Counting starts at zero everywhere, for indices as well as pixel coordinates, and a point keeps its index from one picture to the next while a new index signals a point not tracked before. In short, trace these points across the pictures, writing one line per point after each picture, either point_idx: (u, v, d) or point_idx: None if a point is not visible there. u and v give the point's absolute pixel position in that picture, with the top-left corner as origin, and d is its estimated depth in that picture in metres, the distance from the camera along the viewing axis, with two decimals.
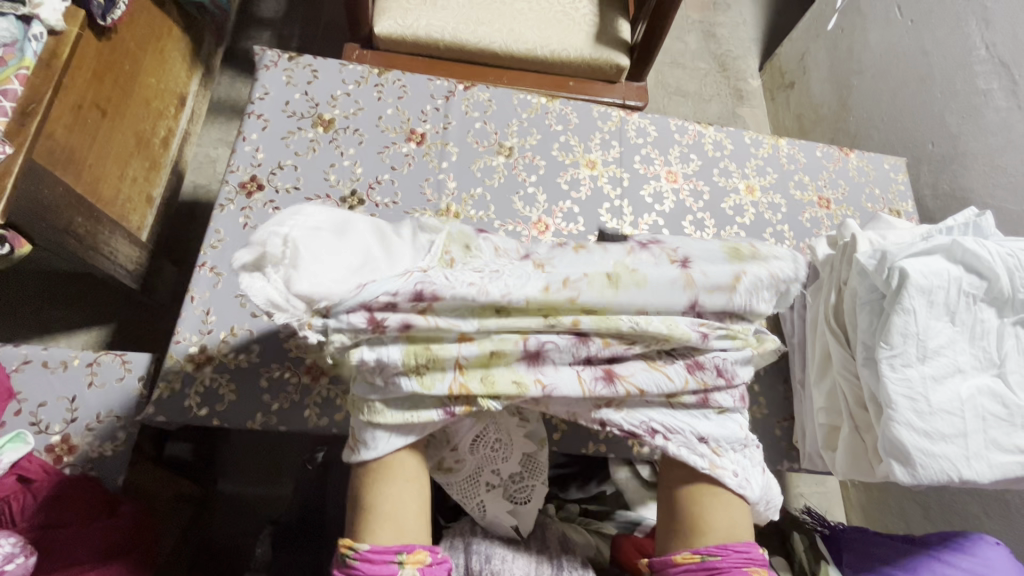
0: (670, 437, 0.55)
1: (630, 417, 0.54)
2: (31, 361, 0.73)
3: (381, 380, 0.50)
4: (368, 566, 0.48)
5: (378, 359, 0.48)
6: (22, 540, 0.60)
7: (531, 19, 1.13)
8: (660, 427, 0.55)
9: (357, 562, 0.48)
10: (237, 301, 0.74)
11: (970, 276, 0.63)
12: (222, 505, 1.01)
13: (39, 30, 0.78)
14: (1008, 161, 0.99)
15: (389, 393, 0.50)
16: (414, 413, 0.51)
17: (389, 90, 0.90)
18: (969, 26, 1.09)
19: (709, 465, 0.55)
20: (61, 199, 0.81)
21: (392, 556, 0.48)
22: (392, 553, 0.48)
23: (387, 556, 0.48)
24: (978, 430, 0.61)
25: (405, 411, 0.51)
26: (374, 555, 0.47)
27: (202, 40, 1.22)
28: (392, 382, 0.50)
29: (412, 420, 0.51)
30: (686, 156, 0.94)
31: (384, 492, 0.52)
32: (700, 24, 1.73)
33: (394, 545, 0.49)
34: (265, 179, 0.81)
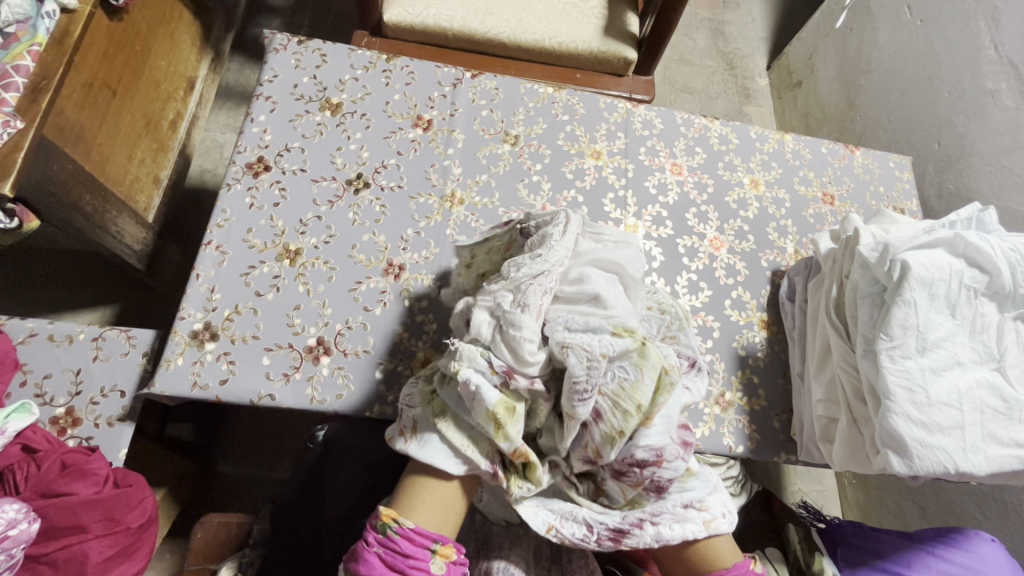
0: (655, 520, 0.56)
1: (614, 515, 0.57)
2: (38, 334, 0.74)
3: (470, 408, 0.53)
4: (406, 543, 0.51)
5: (478, 387, 0.51)
6: (26, 507, 0.61)
7: (540, 11, 1.13)
8: (643, 515, 0.56)
9: (397, 536, 0.51)
10: (242, 280, 0.74)
11: (972, 269, 0.64)
12: (221, 486, 1.02)
13: (52, 7, 0.79)
14: (1013, 161, 0.99)
15: (468, 416, 0.54)
16: (471, 450, 0.54)
17: (397, 76, 0.90)
18: (978, 26, 1.09)
19: (704, 526, 0.57)
20: (70, 174, 0.82)
21: (429, 542, 0.51)
22: (430, 540, 0.51)
23: (423, 541, 0.51)
24: (976, 422, 0.61)
25: (465, 438, 0.54)
26: (415, 536, 0.51)
27: (213, 25, 1.23)
28: (476, 410, 0.52)
29: (463, 450, 0.54)
30: (691, 149, 0.94)
31: (429, 481, 0.54)
32: (709, 21, 1.73)
33: (433, 532, 0.52)
34: (272, 161, 0.82)
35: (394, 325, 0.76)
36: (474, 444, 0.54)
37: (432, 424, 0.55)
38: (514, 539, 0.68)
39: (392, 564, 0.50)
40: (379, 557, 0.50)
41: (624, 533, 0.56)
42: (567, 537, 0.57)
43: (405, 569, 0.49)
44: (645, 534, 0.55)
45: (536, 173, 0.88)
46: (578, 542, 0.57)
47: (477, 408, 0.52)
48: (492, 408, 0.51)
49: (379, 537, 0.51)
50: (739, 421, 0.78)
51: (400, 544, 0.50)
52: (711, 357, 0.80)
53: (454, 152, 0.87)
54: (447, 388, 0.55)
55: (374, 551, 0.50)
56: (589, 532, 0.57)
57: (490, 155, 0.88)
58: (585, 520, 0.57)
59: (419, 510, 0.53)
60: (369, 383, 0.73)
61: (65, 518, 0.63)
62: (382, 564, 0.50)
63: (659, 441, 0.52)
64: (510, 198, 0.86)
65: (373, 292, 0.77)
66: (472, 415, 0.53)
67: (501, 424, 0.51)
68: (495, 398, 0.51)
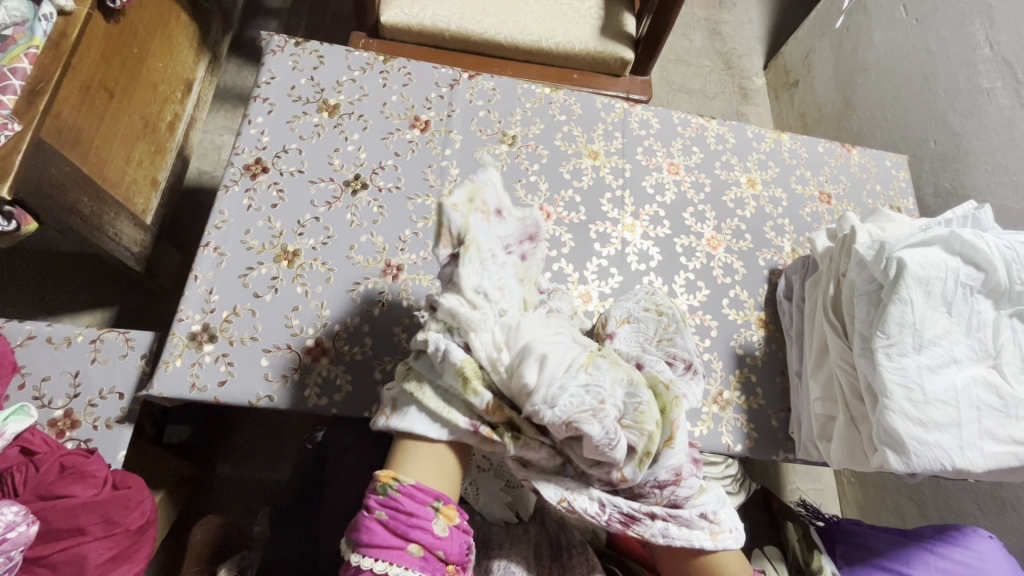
0: (669, 516, 0.56)
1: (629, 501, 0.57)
2: (36, 337, 0.74)
3: (440, 370, 0.54)
4: (408, 500, 0.50)
5: (442, 349, 0.53)
6: (25, 509, 0.61)
7: (536, 11, 1.13)
8: (658, 512, 0.56)
9: (398, 494, 0.50)
10: (240, 281, 0.75)
11: (968, 267, 0.64)
12: (220, 487, 1.02)
13: (49, 10, 0.79)
14: (1009, 160, 0.99)
15: (439, 381, 0.55)
16: (448, 411, 0.54)
17: (394, 77, 0.90)
18: (973, 25, 1.09)
19: (710, 536, 0.57)
20: (68, 177, 0.82)
21: (431, 500, 0.51)
22: (431, 497, 0.51)
23: (426, 500, 0.51)
24: (972, 419, 0.61)
25: (440, 402, 0.54)
26: (416, 492, 0.51)
27: (210, 28, 1.23)
28: (445, 370, 0.53)
29: (441, 413, 0.54)
30: (688, 149, 0.95)
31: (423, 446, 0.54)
32: (706, 21, 1.74)
33: (434, 490, 0.52)
34: (269, 162, 0.82)
35: (392, 326, 0.76)
36: (450, 406, 0.54)
37: (408, 395, 0.55)
38: (515, 536, 0.69)
39: (396, 526, 0.49)
40: (381, 523, 0.49)
41: (636, 520, 0.56)
42: (577, 508, 0.55)
43: (408, 529, 0.49)
44: (653, 525, 0.56)
45: (533, 173, 0.88)
46: (588, 516, 0.55)
47: (447, 367, 0.53)
48: (460, 363, 0.52)
49: (381, 500, 0.50)
50: (737, 419, 0.78)
51: (405, 504, 0.50)
52: (709, 356, 0.80)
53: (451, 152, 0.87)
54: (420, 360, 0.57)
55: (376, 518, 0.49)
56: (600, 511, 0.56)
57: (488, 155, 0.88)
58: (599, 498, 0.56)
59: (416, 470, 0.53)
60: (367, 383, 0.73)
61: (63, 520, 0.63)
62: (387, 527, 0.49)
63: (678, 463, 0.54)
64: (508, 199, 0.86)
65: (372, 292, 0.77)
66: (445, 377, 0.54)
67: (468, 377, 0.52)
68: (461, 354, 0.53)
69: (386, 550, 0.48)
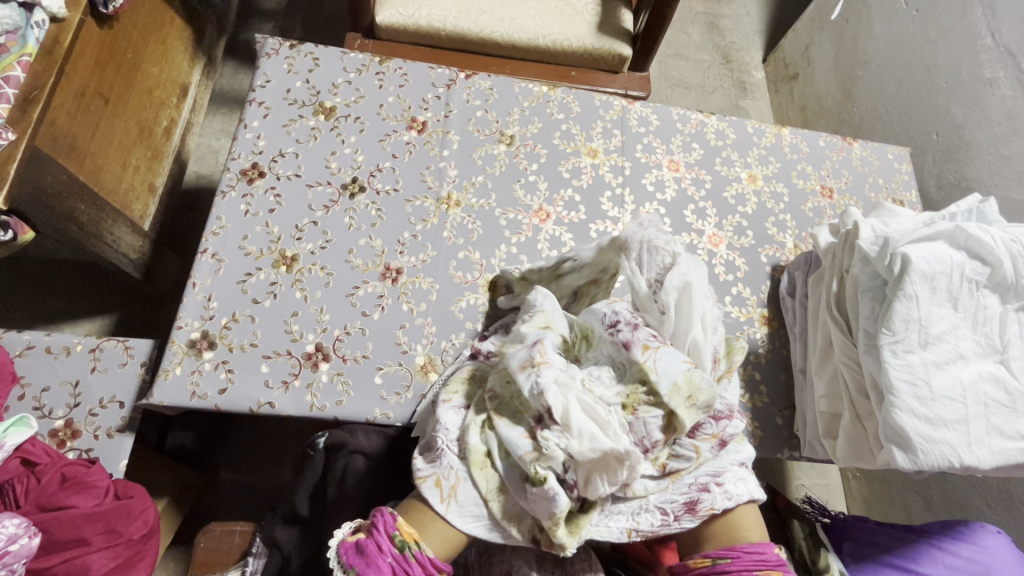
0: (721, 479, 0.58)
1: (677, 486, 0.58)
2: (35, 346, 0.74)
3: (526, 498, 0.53)
4: (418, 567, 0.51)
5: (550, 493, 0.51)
6: (26, 522, 0.61)
7: (533, 9, 1.12)
8: (707, 478, 0.58)
9: (413, 558, 0.51)
10: (239, 287, 0.74)
11: (973, 261, 0.63)
12: (224, 493, 1.02)
13: (41, 17, 0.79)
14: (1012, 151, 0.99)
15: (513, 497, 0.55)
16: (512, 528, 0.55)
17: (390, 78, 0.90)
18: (975, 15, 1.08)
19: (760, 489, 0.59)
20: (64, 185, 0.82)
21: (437, 571, 0.52)
22: (438, 569, 0.52)
23: (433, 571, 0.51)
24: (979, 415, 0.61)
25: (509, 519, 0.55)
26: (431, 564, 0.51)
27: (205, 31, 1.22)
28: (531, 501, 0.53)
29: (506, 528, 0.55)
30: (688, 145, 0.94)
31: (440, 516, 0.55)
32: (704, 15, 1.72)
33: (442, 565, 0.52)
34: (266, 166, 0.81)
35: (392, 330, 0.75)
36: (516, 526, 0.55)
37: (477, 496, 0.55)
38: (516, 539, 0.67)
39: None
40: (388, 567, 0.50)
41: (697, 503, 0.56)
42: (647, 531, 0.57)
43: None
44: (715, 496, 0.57)
45: (532, 173, 0.87)
46: (659, 529, 0.57)
47: (541, 504, 0.52)
48: (559, 512, 0.51)
49: (396, 550, 0.51)
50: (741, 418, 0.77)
51: (414, 568, 0.50)
52: None
53: (449, 153, 0.86)
54: (507, 466, 0.55)
55: (385, 561, 0.50)
56: (665, 515, 0.57)
57: (485, 156, 0.87)
58: (657, 506, 0.57)
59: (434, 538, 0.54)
60: (369, 389, 0.73)
61: (65, 531, 0.63)
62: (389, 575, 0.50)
63: (715, 403, 0.57)
64: (506, 199, 0.85)
65: (371, 296, 0.76)
66: (528, 502, 0.53)
67: (554, 524, 0.52)
68: (565, 504, 0.51)
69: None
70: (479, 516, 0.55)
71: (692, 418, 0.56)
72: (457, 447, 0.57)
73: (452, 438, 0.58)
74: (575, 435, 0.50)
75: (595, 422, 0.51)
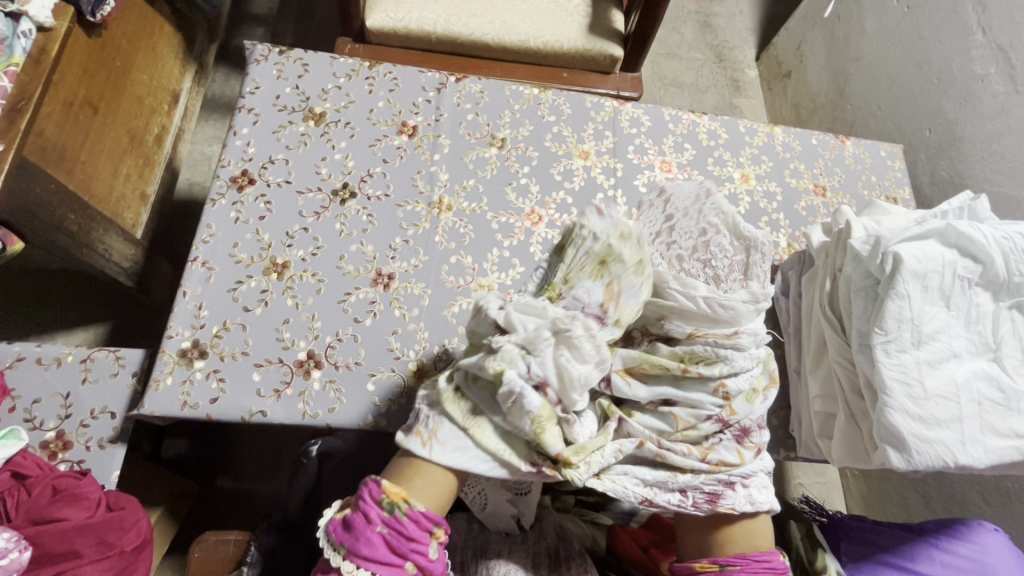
0: (747, 483, 0.62)
1: (708, 481, 0.60)
2: (25, 358, 0.74)
3: (505, 413, 0.53)
4: (412, 525, 0.52)
5: (524, 391, 0.52)
6: (16, 535, 0.61)
7: (523, 11, 1.12)
8: (736, 478, 0.61)
9: (404, 517, 0.52)
10: (229, 296, 0.74)
11: (965, 259, 0.63)
12: (220, 501, 1.01)
13: (28, 26, 0.78)
14: (1005, 146, 0.98)
15: (497, 419, 0.54)
16: (507, 453, 0.55)
17: (381, 83, 0.89)
18: (965, 11, 1.08)
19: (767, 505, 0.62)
20: (53, 195, 0.81)
21: (430, 524, 0.53)
22: (432, 523, 0.53)
23: (427, 525, 0.52)
24: (974, 414, 0.60)
25: (499, 441, 0.55)
26: (422, 519, 0.52)
27: (195, 37, 1.22)
28: (516, 412, 0.53)
29: (500, 453, 0.54)
30: (680, 146, 0.94)
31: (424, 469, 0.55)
32: (696, 14, 1.72)
33: (435, 516, 0.53)
34: (256, 173, 0.81)
35: (384, 336, 0.75)
36: (510, 447, 0.55)
37: (461, 426, 0.54)
38: (512, 544, 0.68)
39: (391, 548, 0.50)
40: (382, 537, 0.50)
41: (721, 497, 0.60)
42: (662, 505, 0.59)
43: (407, 552, 0.50)
44: (738, 494, 0.61)
45: (524, 176, 0.87)
46: (675, 508, 0.60)
47: (517, 410, 0.52)
48: (534, 411, 0.52)
49: (384, 516, 0.51)
50: None
51: (407, 527, 0.51)
52: None
53: (440, 157, 0.86)
54: (478, 390, 0.55)
55: (378, 531, 0.50)
56: (685, 498, 0.60)
57: (477, 160, 0.87)
58: (681, 488, 0.60)
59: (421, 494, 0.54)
60: (362, 395, 0.72)
61: (57, 544, 0.62)
62: (383, 543, 0.50)
63: (761, 412, 0.63)
64: (498, 202, 0.85)
65: (363, 302, 0.76)
66: (509, 418, 0.54)
67: (544, 426, 0.53)
68: (536, 401, 0.52)
69: (370, 562, 0.49)
70: (465, 448, 0.54)
71: (741, 423, 0.62)
72: (430, 400, 0.58)
73: (423, 398, 0.59)
74: (521, 328, 0.53)
75: (536, 311, 0.54)
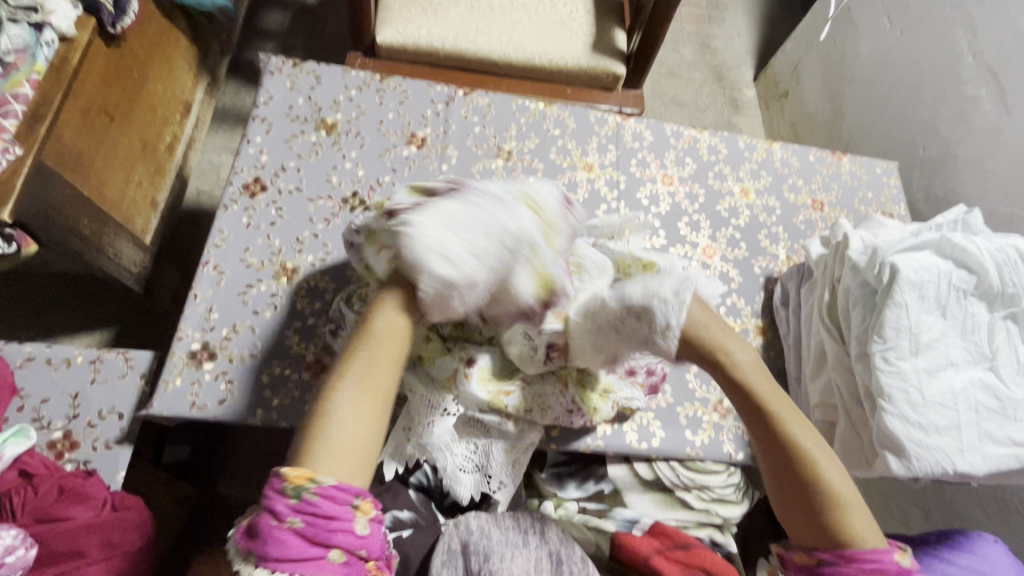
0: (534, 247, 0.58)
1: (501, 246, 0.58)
2: (35, 358, 0.74)
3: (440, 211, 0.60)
4: (327, 503, 0.44)
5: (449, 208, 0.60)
6: (23, 533, 0.62)
7: (529, 29, 1.15)
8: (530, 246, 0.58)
9: (315, 497, 0.44)
10: (240, 299, 0.75)
11: (960, 271, 0.65)
12: (219, 506, 1.01)
13: (51, 36, 0.81)
14: (997, 165, 1.01)
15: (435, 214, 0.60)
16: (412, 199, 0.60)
17: (390, 96, 0.92)
18: (956, 35, 1.12)
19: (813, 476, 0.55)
20: (68, 199, 0.83)
21: (351, 497, 0.46)
22: (351, 496, 0.46)
23: (343, 498, 0.45)
24: (971, 422, 0.62)
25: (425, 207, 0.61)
26: (337, 493, 0.45)
27: (209, 50, 1.25)
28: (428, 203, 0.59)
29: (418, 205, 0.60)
30: (682, 160, 0.96)
31: (388, 321, 0.56)
32: (696, 35, 1.77)
33: (354, 487, 0.47)
34: (268, 181, 0.83)
35: None
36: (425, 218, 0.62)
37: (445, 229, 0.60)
38: (516, 548, 0.64)
39: (331, 505, 0.44)
40: (294, 533, 0.43)
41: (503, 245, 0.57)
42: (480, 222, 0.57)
43: (326, 532, 0.44)
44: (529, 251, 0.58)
45: None
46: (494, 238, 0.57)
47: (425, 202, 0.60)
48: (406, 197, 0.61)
49: (293, 505, 0.44)
50: (739, 427, 0.78)
51: (319, 508, 0.44)
52: None
53: (448, 168, 0.88)
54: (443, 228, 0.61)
55: (286, 527, 0.43)
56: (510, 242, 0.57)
57: (484, 170, 0.89)
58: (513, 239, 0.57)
59: (351, 394, 0.51)
60: None
61: (62, 543, 0.63)
62: (298, 537, 0.43)
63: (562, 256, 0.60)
64: None
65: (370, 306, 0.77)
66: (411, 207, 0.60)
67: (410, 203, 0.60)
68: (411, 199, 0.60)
69: (308, 562, 0.43)
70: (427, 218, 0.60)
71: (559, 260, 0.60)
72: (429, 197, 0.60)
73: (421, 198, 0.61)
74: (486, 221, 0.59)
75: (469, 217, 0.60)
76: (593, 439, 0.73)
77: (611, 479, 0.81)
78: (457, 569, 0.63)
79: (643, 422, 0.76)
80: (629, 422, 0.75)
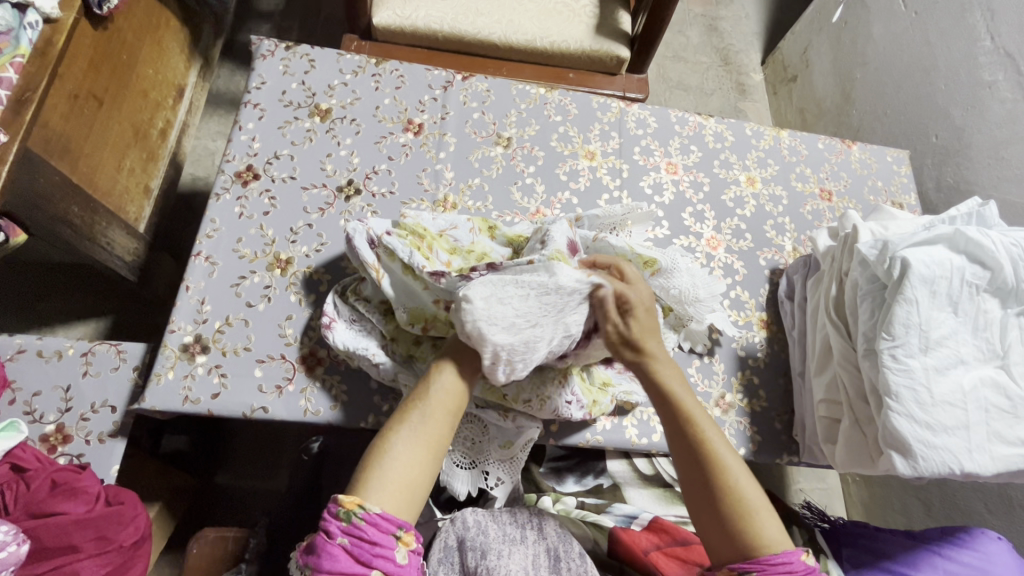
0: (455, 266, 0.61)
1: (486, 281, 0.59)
2: (26, 350, 0.73)
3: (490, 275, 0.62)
4: (373, 529, 0.48)
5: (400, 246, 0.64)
6: (14, 528, 0.60)
7: (531, 10, 1.11)
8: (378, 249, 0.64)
9: (363, 522, 0.48)
10: (232, 291, 0.73)
11: (973, 266, 0.63)
12: (219, 495, 1.01)
13: (35, 18, 0.78)
14: (1012, 154, 0.98)
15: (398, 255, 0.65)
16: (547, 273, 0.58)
17: (387, 80, 0.89)
18: (973, 17, 1.08)
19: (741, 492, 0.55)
20: (57, 187, 0.81)
21: (393, 528, 0.49)
22: (395, 526, 0.49)
23: (389, 528, 0.48)
24: (980, 421, 0.60)
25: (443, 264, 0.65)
26: (381, 520, 0.48)
27: (201, 33, 1.21)
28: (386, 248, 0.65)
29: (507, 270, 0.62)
30: (686, 148, 0.93)
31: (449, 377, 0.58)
32: (702, 17, 1.72)
33: (398, 519, 0.49)
34: (261, 169, 0.80)
35: None
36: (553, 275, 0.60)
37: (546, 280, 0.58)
38: (512, 544, 0.64)
39: (377, 532, 0.48)
40: (343, 549, 0.47)
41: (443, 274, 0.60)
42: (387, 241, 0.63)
43: (370, 557, 0.46)
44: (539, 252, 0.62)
45: (529, 175, 0.87)
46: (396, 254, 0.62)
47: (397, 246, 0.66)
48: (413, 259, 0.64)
49: (343, 526, 0.47)
50: (740, 422, 0.77)
51: (366, 533, 0.47)
52: (709, 358, 0.79)
53: (446, 156, 0.86)
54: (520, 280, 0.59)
55: (337, 544, 0.47)
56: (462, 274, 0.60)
57: (482, 158, 0.87)
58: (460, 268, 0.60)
59: (408, 438, 0.53)
60: (364, 393, 0.72)
61: (55, 538, 0.63)
62: (345, 557, 0.47)
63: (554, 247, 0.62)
64: (504, 202, 0.84)
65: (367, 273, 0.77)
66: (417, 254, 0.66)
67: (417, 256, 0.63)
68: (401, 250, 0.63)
69: None
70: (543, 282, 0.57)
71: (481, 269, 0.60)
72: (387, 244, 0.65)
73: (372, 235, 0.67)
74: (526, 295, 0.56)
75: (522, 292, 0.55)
76: (593, 433, 0.72)
77: (609, 475, 0.85)
78: (455, 565, 0.63)
79: (643, 417, 0.74)
80: (630, 417, 0.74)
